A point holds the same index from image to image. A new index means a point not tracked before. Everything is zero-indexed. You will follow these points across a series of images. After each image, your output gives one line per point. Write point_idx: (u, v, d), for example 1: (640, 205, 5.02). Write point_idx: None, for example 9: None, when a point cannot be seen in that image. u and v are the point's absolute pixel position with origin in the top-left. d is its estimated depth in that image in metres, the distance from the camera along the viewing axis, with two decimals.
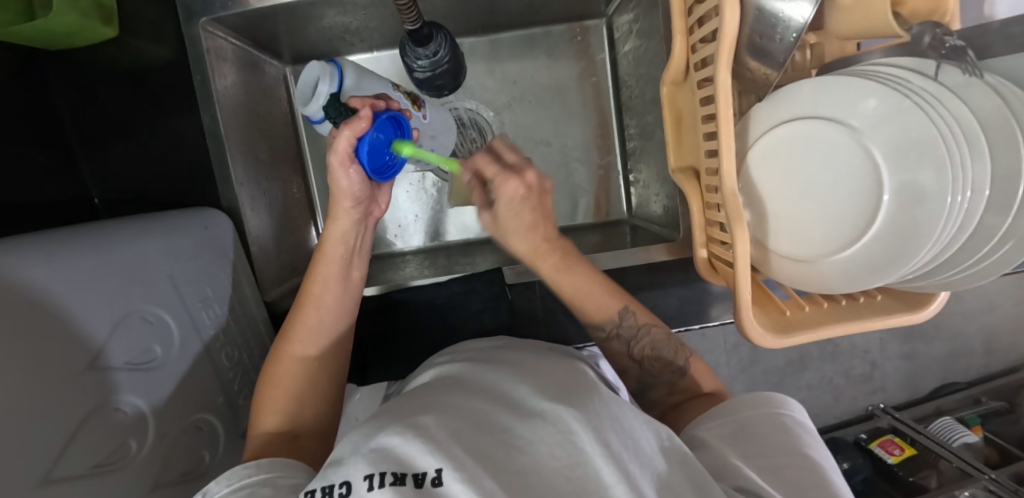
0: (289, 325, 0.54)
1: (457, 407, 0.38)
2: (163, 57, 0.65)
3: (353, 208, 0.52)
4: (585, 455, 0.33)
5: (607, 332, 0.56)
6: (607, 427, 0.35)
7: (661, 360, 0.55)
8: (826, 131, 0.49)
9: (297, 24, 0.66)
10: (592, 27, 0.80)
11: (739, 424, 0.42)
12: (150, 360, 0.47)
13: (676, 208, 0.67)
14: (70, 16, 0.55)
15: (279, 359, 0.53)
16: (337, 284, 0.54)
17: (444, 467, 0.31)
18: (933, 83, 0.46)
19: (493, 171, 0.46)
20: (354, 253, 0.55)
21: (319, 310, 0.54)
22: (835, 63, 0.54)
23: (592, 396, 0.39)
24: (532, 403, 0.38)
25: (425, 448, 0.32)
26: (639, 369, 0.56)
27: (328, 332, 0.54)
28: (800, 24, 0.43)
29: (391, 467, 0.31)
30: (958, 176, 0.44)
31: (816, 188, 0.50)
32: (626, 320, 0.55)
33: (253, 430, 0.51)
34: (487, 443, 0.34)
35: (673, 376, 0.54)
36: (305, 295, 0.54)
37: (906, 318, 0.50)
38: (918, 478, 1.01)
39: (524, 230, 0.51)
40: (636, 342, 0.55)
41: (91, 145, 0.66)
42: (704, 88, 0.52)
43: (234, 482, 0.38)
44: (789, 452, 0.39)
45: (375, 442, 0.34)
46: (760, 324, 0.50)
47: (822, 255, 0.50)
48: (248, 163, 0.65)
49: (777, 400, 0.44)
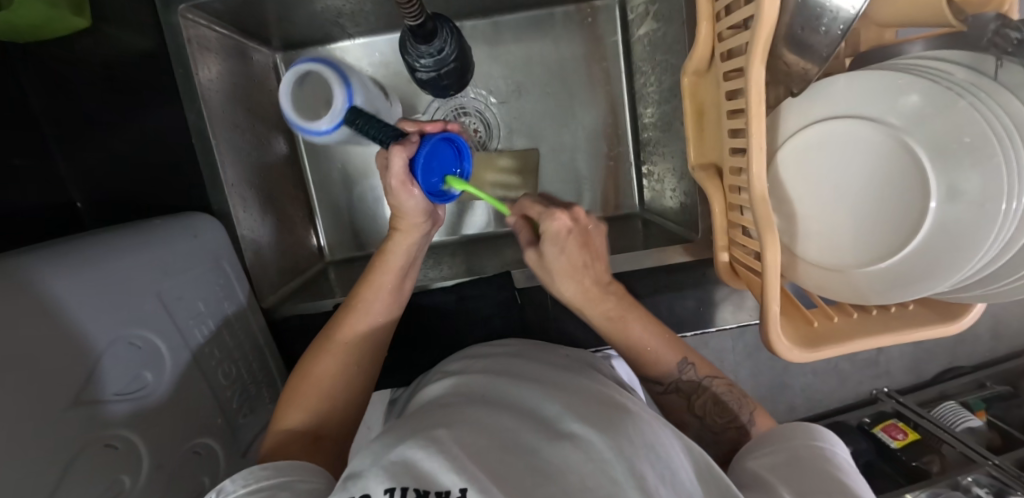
0: (333, 324, 0.50)
1: (477, 421, 0.35)
2: (140, 49, 0.60)
3: (423, 222, 0.48)
4: (617, 486, 0.29)
5: (665, 385, 0.52)
6: (641, 456, 0.32)
7: (724, 416, 0.49)
8: (868, 133, 0.45)
9: (286, 9, 0.61)
10: (602, 7, 0.75)
11: (788, 453, 0.38)
12: (140, 387, 0.44)
13: (693, 206, 0.64)
14: (39, 8, 0.50)
15: (315, 357, 0.49)
16: (388, 293, 0.51)
17: (469, 488, 0.28)
18: (988, 82, 0.42)
19: (535, 205, 0.46)
20: (411, 267, 0.52)
21: (367, 317, 0.50)
22: (874, 52, 0.51)
23: (623, 417, 0.36)
24: (561, 424, 0.36)
25: (448, 465, 0.30)
26: (701, 423, 0.50)
27: (365, 337, 0.50)
28: (849, 16, 0.38)
29: (412, 481, 0.29)
30: (1015, 179, 0.39)
31: (890, 191, 0.46)
32: (685, 374, 0.51)
33: (274, 425, 0.47)
34: (513, 465, 0.31)
35: (739, 432, 0.48)
36: (355, 299, 0.51)
37: (938, 329, 0.48)
38: (921, 463, 0.96)
39: (574, 270, 0.47)
40: (695, 397, 0.51)
41: (67, 144, 0.62)
42: (730, 82, 0.49)
43: (251, 482, 0.35)
44: (841, 487, 0.34)
45: (396, 453, 0.32)
46: (788, 338, 0.48)
47: (855, 265, 0.47)
48: (238, 161, 0.61)
49: (826, 436, 0.40)
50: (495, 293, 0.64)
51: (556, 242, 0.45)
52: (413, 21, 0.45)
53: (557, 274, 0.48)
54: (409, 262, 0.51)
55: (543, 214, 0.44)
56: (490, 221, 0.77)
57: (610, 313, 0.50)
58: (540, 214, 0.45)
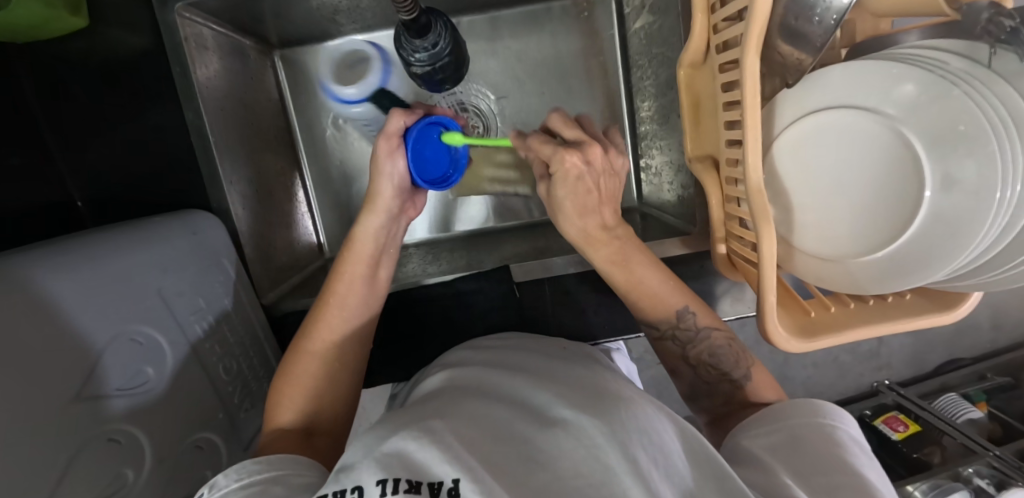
0: (309, 323, 0.50)
1: (474, 412, 0.36)
2: (138, 47, 0.60)
3: (392, 202, 0.48)
4: (611, 472, 0.29)
5: (661, 331, 0.53)
6: (634, 440, 0.32)
7: (719, 369, 0.51)
8: (863, 122, 0.46)
9: (283, 6, 0.61)
10: (599, 2, 0.75)
11: (788, 434, 0.38)
12: (142, 382, 0.44)
13: (691, 198, 0.64)
14: (35, 7, 0.50)
15: (296, 357, 0.49)
16: (362, 284, 0.50)
17: (461, 478, 0.28)
18: (982, 71, 0.42)
19: (545, 147, 0.44)
20: (382, 252, 0.51)
21: (343, 312, 0.50)
22: (868, 42, 0.50)
23: (619, 403, 0.36)
24: (553, 412, 0.36)
25: (441, 456, 0.30)
26: (695, 372, 0.53)
27: (343, 332, 0.50)
28: (842, 6, 0.38)
29: (405, 473, 0.29)
30: (1009, 167, 0.40)
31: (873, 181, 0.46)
32: (684, 323, 0.52)
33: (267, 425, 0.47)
34: (507, 455, 0.31)
35: (733, 386, 0.50)
36: (328, 295, 0.50)
37: (934, 319, 0.47)
38: (922, 454, 0.95)
39: (580, 212, 0.48)
40: (695, 344, 0.52)
41: (65, 143, 0.62)
42: (727, 74, 0.49)
43: (244, 477, 0.35)
44: (842, 470, 0.34)
45: (389, 444, 0.32)
46: (785, 328, 0.48)
47: (852, 255, 0.47)
48: (237, 159, 0.61)
49: (829, 411, 0.40)
50: (494, 286, 0.64)
51: (565, 183, 0.45)
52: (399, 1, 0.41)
53: (561, 208, 0.48)
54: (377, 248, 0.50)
55: (555, 156, 0.43)
56: (489, 216, 0.78)
57: (609, 257, 0.51)
58: (552, 155, 0.44)
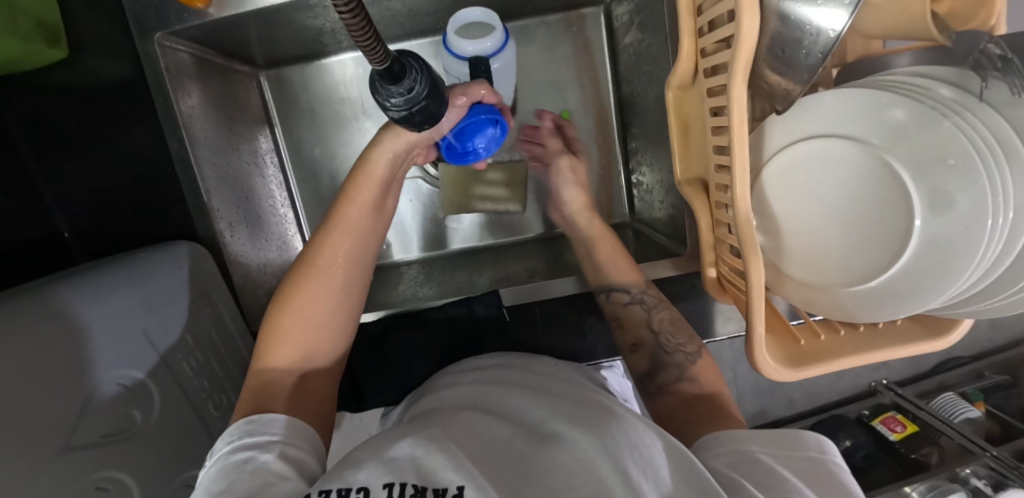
0: (314, 251, 0.48)
1: (473, 430, 0.37)
2: (119, 76, 0.59)
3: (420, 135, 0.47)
4: (604, 481, 0.31)
5: (631, 295, 0.58)
6: (625, 452, 0.33)
7: (675, 338, 0.54)
8: (849, 151, 0.45)
9: (266, 29, 0.60)
10: (589, 14, 0.74)
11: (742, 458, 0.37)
12: (128, 427, 0.45)
13: (682, 218, 0.64)
14: (13, 44, 0.49)
15: (296, 288, 0.47)
16: (370, 210, 0.50)
17: (466, 485, 0.30)
18: (973, 101, 0.41)
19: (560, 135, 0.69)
20: (391, 183, 0.51)
21: (349, 241, 0.49)
22: (858, 65, 0.50)
23: (609, 417, 0.37)
24: (548, 428, 0.37)
25: (448, 462, 0.32)
26: (656, 340, 0.55)
27: (348, 261, 0.49)
28: (828, 40, 0.37)
29: (411, 478, 0.31)
30: (1001, 195, 0.39)
31: (865, 197, 0.45)
32: (650, 289, 0.59)
33: (259, 362, 0.46)
34: (506, 470, 0.33)
35: (685, 358, 0.52)
36: (335, 222, 0.49)
37: (926, 346, 0.47)
38: (919, 455, 0.95)
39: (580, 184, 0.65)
40: (656, 310, 0.57)
41: (52, 174, 0.62)
42: (714, 99, 0.48)
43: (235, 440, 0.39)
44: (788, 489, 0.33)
45: (396, 450, 0.33)
46: (774, 357, 0.47)
47: (838, 285, 0.47)
48: (226, 186, 0.61)
49: (785, 433, 0.39)
50: (483, 310, 0.64)
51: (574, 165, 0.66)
52: (390, 83, 0.33)
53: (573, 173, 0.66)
54: (390, 174, 0.50)
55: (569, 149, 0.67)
56: (482, 234, 0.79)
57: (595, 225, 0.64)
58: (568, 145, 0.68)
